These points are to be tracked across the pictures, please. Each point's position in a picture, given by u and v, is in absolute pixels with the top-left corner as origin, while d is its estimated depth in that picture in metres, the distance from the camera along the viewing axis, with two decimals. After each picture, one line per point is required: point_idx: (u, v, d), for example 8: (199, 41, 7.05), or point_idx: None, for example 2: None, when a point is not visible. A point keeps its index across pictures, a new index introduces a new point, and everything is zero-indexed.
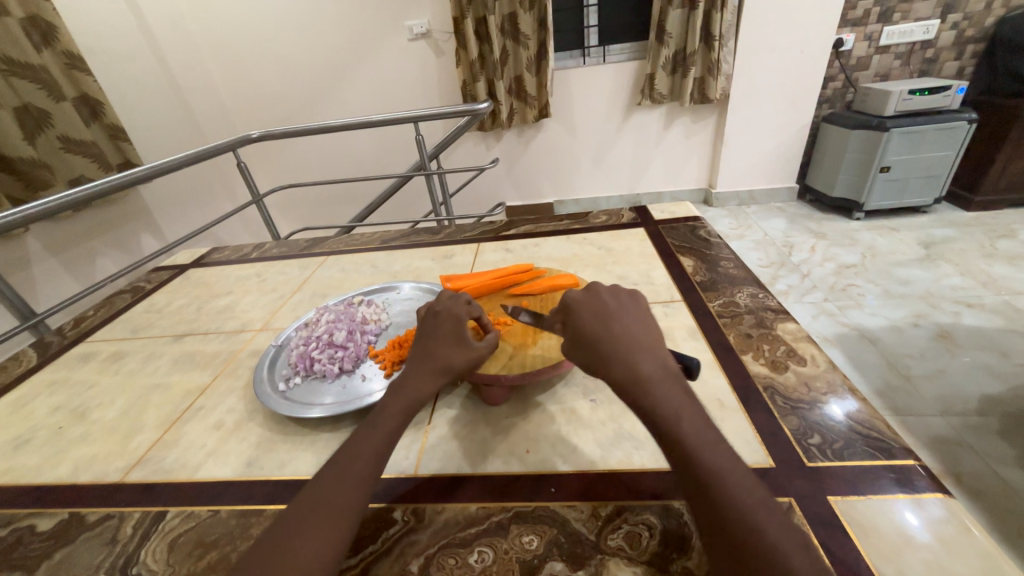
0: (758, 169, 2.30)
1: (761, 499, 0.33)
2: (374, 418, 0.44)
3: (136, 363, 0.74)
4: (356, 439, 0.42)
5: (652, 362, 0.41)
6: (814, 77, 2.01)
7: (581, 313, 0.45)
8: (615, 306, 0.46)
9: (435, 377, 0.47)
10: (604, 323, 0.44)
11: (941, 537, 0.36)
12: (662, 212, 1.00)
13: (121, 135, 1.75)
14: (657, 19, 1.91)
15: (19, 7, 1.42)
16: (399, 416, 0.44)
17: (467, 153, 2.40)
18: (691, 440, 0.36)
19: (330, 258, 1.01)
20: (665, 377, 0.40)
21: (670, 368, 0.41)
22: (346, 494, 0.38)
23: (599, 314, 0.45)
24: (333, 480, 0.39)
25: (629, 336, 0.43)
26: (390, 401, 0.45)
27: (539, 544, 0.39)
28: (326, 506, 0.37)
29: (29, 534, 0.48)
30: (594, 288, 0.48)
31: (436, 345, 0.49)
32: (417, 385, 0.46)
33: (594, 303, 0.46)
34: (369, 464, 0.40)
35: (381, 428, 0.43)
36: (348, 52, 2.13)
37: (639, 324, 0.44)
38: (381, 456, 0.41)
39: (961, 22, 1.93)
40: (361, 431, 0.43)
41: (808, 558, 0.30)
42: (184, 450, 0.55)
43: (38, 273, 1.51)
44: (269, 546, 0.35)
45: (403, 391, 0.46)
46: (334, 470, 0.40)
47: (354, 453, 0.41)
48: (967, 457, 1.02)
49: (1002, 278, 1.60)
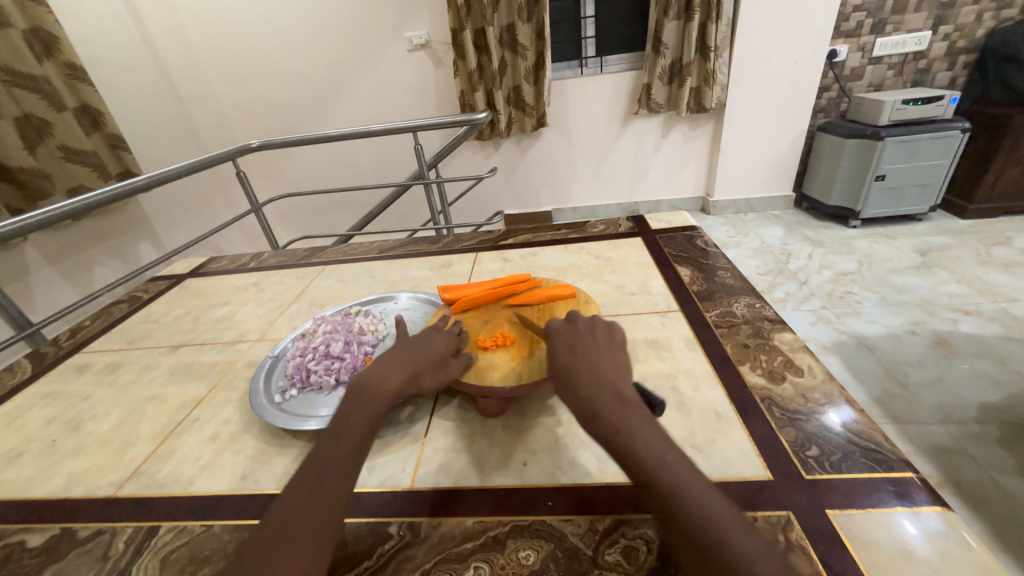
0: (754, 177, 2.32)
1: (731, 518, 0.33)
2: (338, 426, 0.43)
3: (132, 374, 0.74)
4: (322, 452, 0.42)
5: (606, 391, 0.42)
6: (809, 87, 2.03)
7: (555, 345, 0.49)
8: (586, 336, 0.49)
9: (403, 379, 0.47)
10: (574, 354, 0.47)
11: (939, 550, 0.36)
12: (659, 221, 1.01)
13: (121, 144, 1.75)
14: (653, 31, 1.94)
15: (22, 18, 1.44)
16: (363, 422, 0.43)
17: (466, 161, 2.41)
18: (648, 461, 0.36)
19: (329, 267, 1.01)
20: (616, 401, 0.41)
21: (625, 397, 0.41)
22: (323, 509, 0.38)
23: (571, 346, 0.48)
24: (305, 495, 0.39)
25: (590, 365, 0.45)
26: (353, 406, 0.44)
27: (535, 559, 0.39)
28: (303, 523, 0.37)
29: (19, 550, 0.47)
30: (572, 320, 0.52)
31: (417, 352, 0.51)
32: (382, 385, 0.46)
33: (566, 336, 0.49)
34: (341, 475, 0.40)
35: (347, 438, 0.42)
36: (348, 63, 2.16)
37: (604, 353, 0.47)
38: (352, 463, 0.41)
39: (952, 33, 1.96)
40: (325, 442, 0.42)
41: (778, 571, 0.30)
42: (178, 463, 0.55)
43: (35, 282, 1.51)
44: None
45: (367, 394, 0.45)
46: (303, 485, 0.39)
47: (323, 466, 0.40)
48: (967, 466, 1.01)
49: (999, 285, 1.61)
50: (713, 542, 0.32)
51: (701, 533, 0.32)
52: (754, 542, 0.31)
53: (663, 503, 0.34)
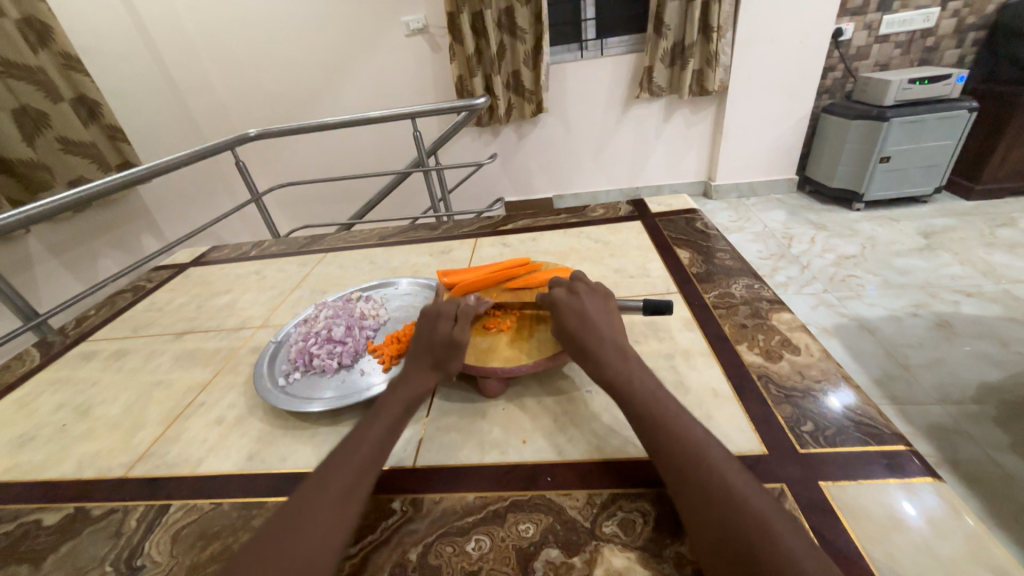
0: (757, 161, 2.30)
1: (743, 477, 0.36)
2: (376, 411, 0.47)
3: (138, 361, 0.75)
4: (358, 432, 0.45)
5: (612, 348, 0.47)
6: (813, 67, 1.99)
7: (563, 314, 0.50)
8: (591, 306, 0.51)
9: (429, 372, 0.50)
10: (584, 322, 0.49)
11: (931, 521, 0.37)
12: (659, 205, 1.01)
13: (119, 135, 1.75)
14: (655, 12, 1.90)
15: (14, 7, 1.42)
16: (399, 410, 0.47)
17: (465, 148, 2.39)
18: (655, 413, 0.41)
19: (329, 254, 1.01)
20: (620, 355, 0.47)
21: (629, 355, 0.47)
22: (353, 479, 0.41)
23: (581, 314, 0.50)
24: (337, 467, 0.42)
25: (599, 334, 0.48)
26: (390, 396, 0.48)
27: (535, 532, 0.40)
28: (331, 490, 0.39)
29: (35, 528, 0.49)
30: (574, 289, 0.53)
31: (427, 345, 0.52)
32: (416, 380, 0.49)
33: (572, 305, 0.51)
34: (372, 452, 0.43)
35: (383, 419, 0.46)
36: (345, 50, 2.13)
37: (606, 322, 0.49)
38: (385, 445, 0.44)
39: (961, 9, 1.91)
40: (362, 425, 0.46)
41: (791, 525, 0.33)
42: (186, 445, 0.56)
43: (39, 274, 1.52)
44: (274, 534, 0.36)
45: (404, 386, 0.49)
46: (338, 460, 0.42)
47: (357, 443, 0.44)
48: (964, 444, 1.02)
49: (1002, 266, 1.60)
50: (732, 498, 0.34)
51: (714, 491, 0.35)
52: (763, 499, 0.34)
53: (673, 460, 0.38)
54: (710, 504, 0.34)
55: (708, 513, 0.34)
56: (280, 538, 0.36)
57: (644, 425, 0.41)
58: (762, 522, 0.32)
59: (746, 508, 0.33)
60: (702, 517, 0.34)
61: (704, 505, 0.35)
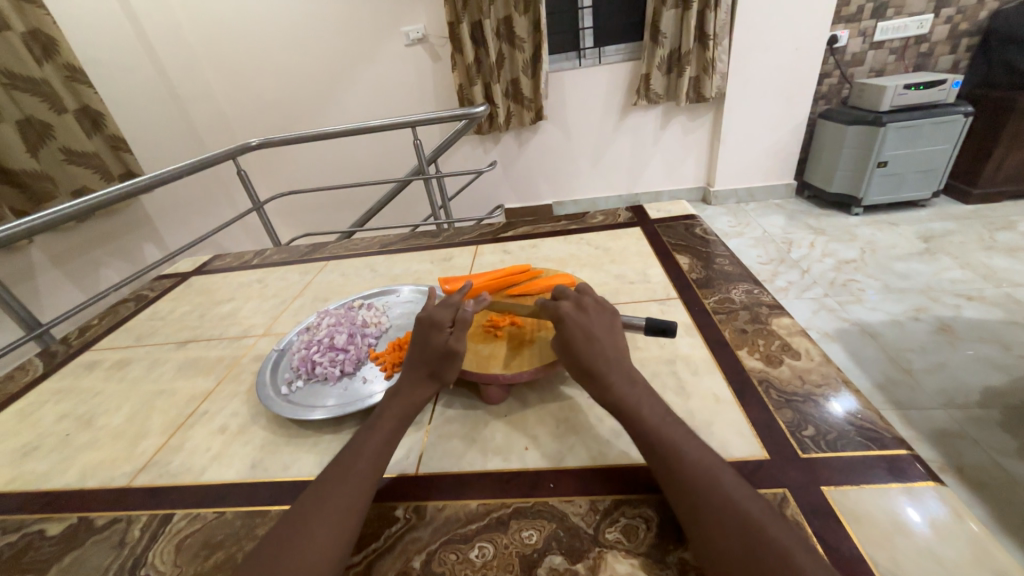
0: (755, 167, 2.31)
1: (752, 497, 0.36)
2: (373, 423, 0.47)
3: (141, 370, 0.75)
4: (356, 444, 0.45)
5: (619, 371, 0.47)
6: (809, 74, 2.01)
7: (569, 332, 0.49)
8: (597, 325, 0.50)
9: (425, 382, 0.50)
10: (590, 341, 0.48)
11: (935, 526, 0.37)
12: (658, 211, 1.01)
13: (122, 145, 1.77)
14: (651, 21, 1.92)
15: (20, 21, 1.44)
16: (396, 421, 0.47)
17: (465, 156, 2.41)
18: (663, 437, 0.41)
19: (331, 263, 1.02)
20: (627, 379, 0.46)
21: (637, 380, 0.47)
22: (353, 491, 0.41)
23: (588, 332, 0.49)
24: (336, 479, 0.41)
25: (604, 354, 0.48)
26: (387, 407, 0.48)
27: (538, 539, 0.40)
28: (331, 504, 0.39)
29: (39, 538, 0.49)
30: (582, 305, 0.52)
31: (420, 355, 0.51)
32: (412, 391, 0.50)
33: (580, 322, 0.50)
34: (371, 464, 0.43)
35: (381, 430, 0.46)
36: (346, 60, 2.15)
37: (611, 343, 0.49)
38: (382, 456, 0.44)
39: (954, 16, 1.93)
40: (359, 437, 0.46)
41: (802, 545, 0.33)
42: (190, 454, 0.56)
43: (42, 284, 1.53)
44: (275, 549, 0.36)
45: (400, 396, 0.49)
46: (336, 473, 0.42)
47: (355, 456, 0.44)
48: (968, 449, 1.02)
49: (1001, 270, 1.60)
50: (744, 521, 0.34)
51: (724, 514, 0.35)
52: (772, 519, 0.34)
53: (682, 484, 0.38)
54: (717, 526, 0.34)
55: (721, 540, 0.34)
56: (281, 552, 0.36)
57: (651, 449, 0.41)
58: (775, 543, 0.32)
59: (759, 531, 0.33)
60: (714, 542, 0.34)
61: (716, 530, 0.34)
